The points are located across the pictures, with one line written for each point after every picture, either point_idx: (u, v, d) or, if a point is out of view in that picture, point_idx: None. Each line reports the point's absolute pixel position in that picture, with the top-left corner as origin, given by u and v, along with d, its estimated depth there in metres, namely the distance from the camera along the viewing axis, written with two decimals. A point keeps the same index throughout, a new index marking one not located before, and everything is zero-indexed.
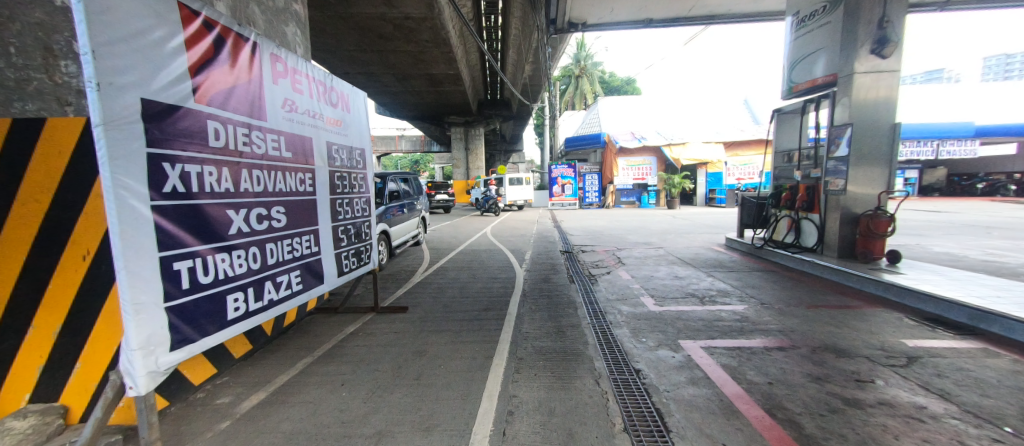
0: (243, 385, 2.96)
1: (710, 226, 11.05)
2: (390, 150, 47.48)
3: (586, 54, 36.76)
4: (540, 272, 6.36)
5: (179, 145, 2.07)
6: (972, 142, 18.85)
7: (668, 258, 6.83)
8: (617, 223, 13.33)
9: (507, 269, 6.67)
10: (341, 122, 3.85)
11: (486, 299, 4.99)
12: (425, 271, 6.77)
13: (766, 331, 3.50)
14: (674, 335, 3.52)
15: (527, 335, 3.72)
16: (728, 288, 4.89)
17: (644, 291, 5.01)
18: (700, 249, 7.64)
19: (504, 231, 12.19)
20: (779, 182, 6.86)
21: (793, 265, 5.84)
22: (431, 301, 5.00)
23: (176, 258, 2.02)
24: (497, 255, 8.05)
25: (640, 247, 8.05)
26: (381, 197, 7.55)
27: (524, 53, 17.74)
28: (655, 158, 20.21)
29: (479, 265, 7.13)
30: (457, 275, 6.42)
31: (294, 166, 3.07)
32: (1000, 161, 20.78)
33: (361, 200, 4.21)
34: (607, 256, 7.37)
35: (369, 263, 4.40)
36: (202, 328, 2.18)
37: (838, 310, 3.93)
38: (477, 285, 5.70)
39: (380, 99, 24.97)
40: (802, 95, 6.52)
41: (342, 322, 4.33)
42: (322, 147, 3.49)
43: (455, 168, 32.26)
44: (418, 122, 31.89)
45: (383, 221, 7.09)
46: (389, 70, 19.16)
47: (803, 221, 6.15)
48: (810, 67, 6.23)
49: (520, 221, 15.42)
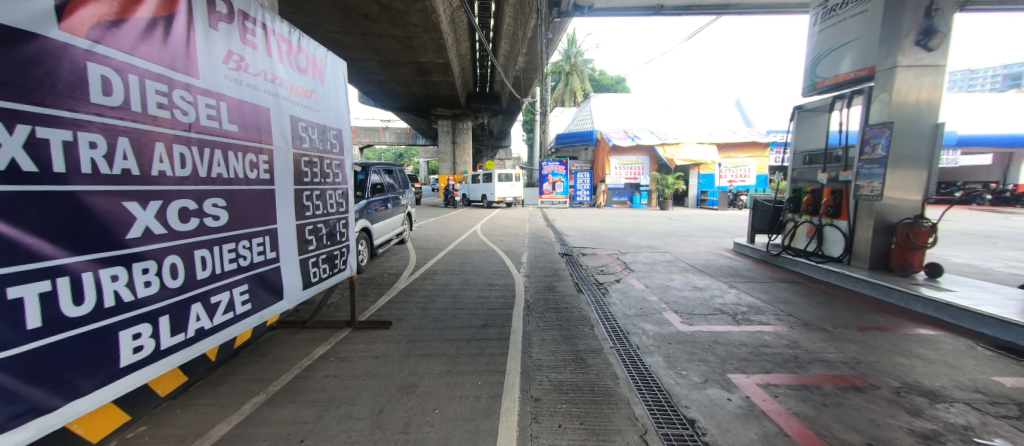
0: (163, 441, 2.16)
1: (710, 229, 10.63)
2: (373, 142, 45.98)
3: (577, 51, 36.37)
4: (542, 279, 5.67)
5: (31, 97, 1.28)
6: (954, 151, 19.08)
7: (680, 265, 6.25)
8: (612, 224, 12.83)
9: (503, 273, 5.97)
10: (312, 93, 3.04)
11: (484, 311, 4.27)
12: (411, 274, 6.01)
13: (827, 362, 2.93)
14: (720, 367, 2.88)
15: (540, 363, 3.02)
16: (758, 303, 4.32)
17: (663, 304, 4.40)
18: (710, 254, 7.14)
19: (495, 229, 11.44)
20: (796, 185, 6.38)
21: (818, 276, 5.35)
22: (419, 313, 4.25)
23: (16, 281, 1.23)
24: (490, 257, 7.33)
25: (645, 251, 7.49)
26: (362, 190, 6.70)
27: (518, 43, 17.00)
28: (648, 158, 19.64)
29: (472, 268, 6.40)
30: (448, 280, 5.67)
31: (240, 144, 2.27)
32: (976, 171, 21.27)
33: (337, 193, 3.39)
34: (613, 261, 6.75)
35: (346, 269, 3.62)
36: (71, 387, 1.41)
37: (897, 335, 3.40)
38: (473, 294, 4.98)
39: (364, 87, 23.73)
40: (825, 92, 6.04)
41: (308, 341, 3.52)
42: (285, 121, 2.69)
43: (442, 163, 31.17)
44: (404, 114, 30.73)
45: (364, 217, 6.28)
46: (374, 56, 18.07)
47: (827, 228, 5.66)
48: (837, 61, 5.75)
49: (511, 219, 14.75)
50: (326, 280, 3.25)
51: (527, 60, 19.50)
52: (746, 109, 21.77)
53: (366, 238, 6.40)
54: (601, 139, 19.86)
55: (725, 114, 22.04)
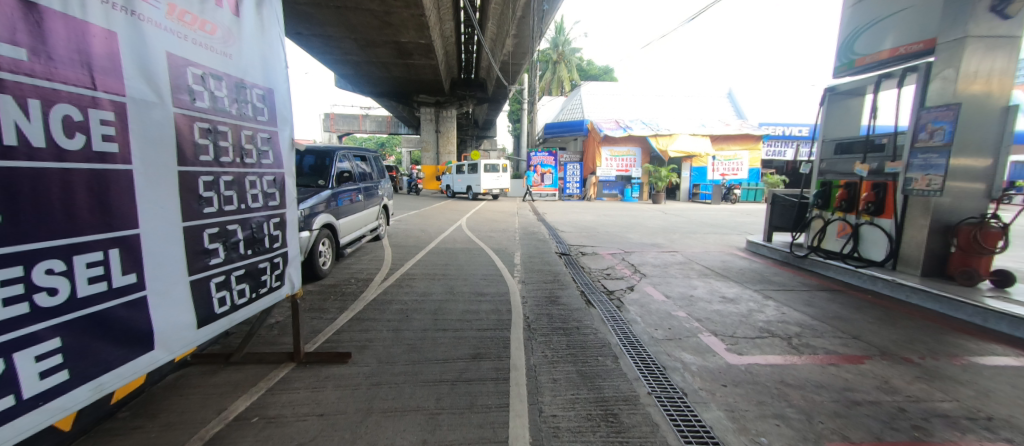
0: None
1: (712, 226, 9.97)
2: (352, 131, 43.98)
3: (564, 39, 35.32)
4: (542, 287, 4.74)
5: None
6: None
7: (697, 269, 5.45)
8: (606, 219, 12.07)
9: (494, 279, 5.03)
10: (213, 25, 1.97)
11: (473, 333, 3.35)
12: (385, 281, 5.01)
13: (948, 417, 2.14)
14: (810, 429, 2.04)
15: (557, 426, 2.12)
16: (808, 321, 3.54)
17: (695, 322, 3.57)
18: (724, 255, 6.42)
19: (481, 224, 10.45)
20: (825, 178, 5.65)
21: (859, 283, 4.64)
22: (389, 337, 3.28)
23: None
24: (478, 258, 6.36)
25: (652, 251, 6.72)
26: (325, 179, 5.65)
27: (506, 24, 15.89)
28: (640, 149, 18.96)
29: (458, 271, 5.46)
30: (428, 288, 4.69)
31: (37, 85, 1.22)
32: None
33: (266, 181, 2.36)
34: (619, 263, 5.91)
35: (284, 286, 2.60)
36: None
37: (1006, 369, 2.66)
38: (458, 307, 4.02)
39: (340, 70, 22.07)
40: (862, 72, 5.32)
41: (227, 387, 2.50)
42: (155, 62, 1.65)
43: (425, 152, 29.72)
44: (384, 100, 29.19)
45: (328, 210, 5.25)
46: (349, 34, 16.62)
47: (865, 227, 4.96)
48: (880, 35, 5.01)
49: (498, 212, 13.82)
50: (251, 305, 2.25)
51: (515, 43, 18.41)
52: (738, 100, 21.30)
53: (331, 236, 5.36)
54: (592, 129, 19.06)
55: (717, 106, 21.54)
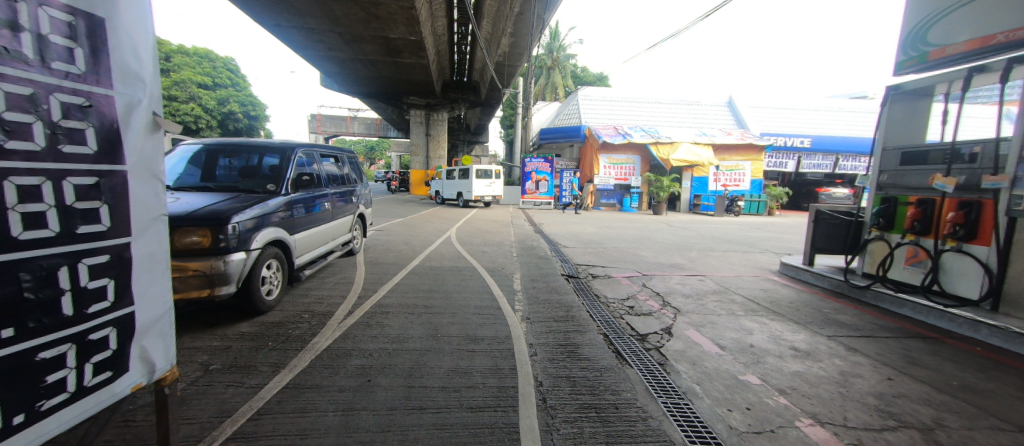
0: None
1: (728, 242, 9.05)
2: (340, 133, 42.49)
3: (559, 45, 34.80)
4: (554, 329, 3.62)
5: None
6: None
7: (740, 303, 4.41)
8: (610, 231, 11.09)
9: (491, 316, 3.91)
10: None
11: (464, 420, 2.21)
12: (351, 316, 3.86)
13: None
14: None
15: None
16: (937, 397, 2.50)
17: (780, 396, 2.50)
18: (762, 282, 5.42)
19: (472, 235, 9.35)
20: (887, 193, 4.74)
21: (956, 328, 3.65)
22: (333, 428, 2.12)
23: None
24: (469, 282, 5.22)
25: (675, 274, 5.69)
26: (276, 184, 4.42)
27: (502, 21, 14.98)
28: (639, 158, 18.17)
29: (445, 302, 4.33)
30: (404, 329, 3.55)
31: None
32: None
33: (74, 183, 1.23)
34: (642, 292, 4.86)
35: (128, 374, 1.46)
36: None
37: None
38: (442, 364, 2.88)
39: (324, 67, 20.80)
40: (935, 68, 4.43)
41: None
42: None
43: (414, 156, 28.48)
44: (373, 101, 27.99)
45: (277, 225, 4.04)
46: (333, 27, 15.46)
47: (949, 255, 4.02)
48: (964, 21, 4.10)
49: (491, 222, 12.72)
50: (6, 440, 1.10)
51: (511, 43, 17.49)
52: (738, 109, 20.79)
53: (283, 255, 4.18)
54: (590, 135, 18.20)
55: (717, 114, 20.97)
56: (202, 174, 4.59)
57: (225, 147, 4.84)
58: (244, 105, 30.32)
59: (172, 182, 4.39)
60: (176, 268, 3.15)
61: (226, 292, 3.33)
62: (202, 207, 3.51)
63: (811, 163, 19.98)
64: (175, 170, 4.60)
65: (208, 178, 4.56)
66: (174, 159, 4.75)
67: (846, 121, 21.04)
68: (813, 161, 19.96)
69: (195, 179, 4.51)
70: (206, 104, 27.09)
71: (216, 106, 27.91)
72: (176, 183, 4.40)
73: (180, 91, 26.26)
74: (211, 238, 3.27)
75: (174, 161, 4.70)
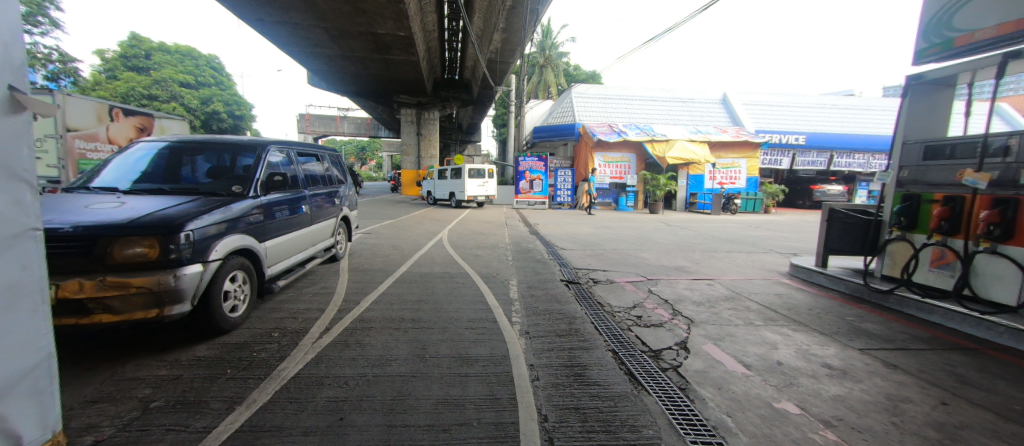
0: None
1: (731, 242, 8.77)
2: (329, 133, 41.67)
3: (552, 43, 34.49)
4: (557, 346, 3.23)
5: None
6: None
7: (757, 312, 4.05)
8: (607, 231, 10.75)
9: (486, 331, 3.51)
10: None
11: None
12: (328, 333, 3.44)
13: None
14: None
15: None
16: (1006, 427, 2.15)
17: (827, 430, 2.12)
18: (774, 286, 5.09)
19: (465, 237, 8.94)
20: (909, 189, 4.44)
21: (993, 337, 3.35)
22: None
23: None
24: (462, 290, 4.79)
25: (682, 279, 5.33)
26: (243, 185, 3.90)
27: (494, 16, 14.58)
28: (634, 156, 17.90)
29: (434, 315, 3.92)
30: (387, 349, 3.11)
31: None
32: None
33: None
34: (649, 299, 4.49)
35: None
36: None
37: None
38: (430, 394, 2.47)
39: (311, 65, 20.21)
40: (960, 56, 4.13)
41: None
42: None
43: (405, 156, 27.86)
44: (362, 100, 27.39)
45: (242, 233, 3.55)
46: (318, 22, 14.89)
47: (981, 256, 3.72)
48: (994, 6, 3.78)
49: (484, 222, 12.31)
50: None
51: (503, 39, 17.06)
52: (732, 106, 20.64)
53: (251, 265, 3.72)
54: (585, 133, 17.87)
55: (711, 111, 20.79)
56: (161, 176, 4.07)
57: (189, 146, 4.33)
58: (228, 104, 29.46)
59: (126, 186, 3.87)
60: (114, 285, 2.65)
61: (179, 311, 2.88)
62: (151, 212, 3.02)
63: (805, 161, 19.76)
64: (131, 172, 4.08)
65: (168, 180, 4.04)
66: (131, 161, 4.23)
67: (839, 118, 21.04)
68: (807, 158, 19.75)
69: (153, 181, 3.99)
70: (188, 104, 26.24)
71: (199, 105, 27.07)
72: (130, 186, 3.87)
73: (161, 90, 25.39)
74: (160, 249, 2.79)
75: (131, 163, 4.18)
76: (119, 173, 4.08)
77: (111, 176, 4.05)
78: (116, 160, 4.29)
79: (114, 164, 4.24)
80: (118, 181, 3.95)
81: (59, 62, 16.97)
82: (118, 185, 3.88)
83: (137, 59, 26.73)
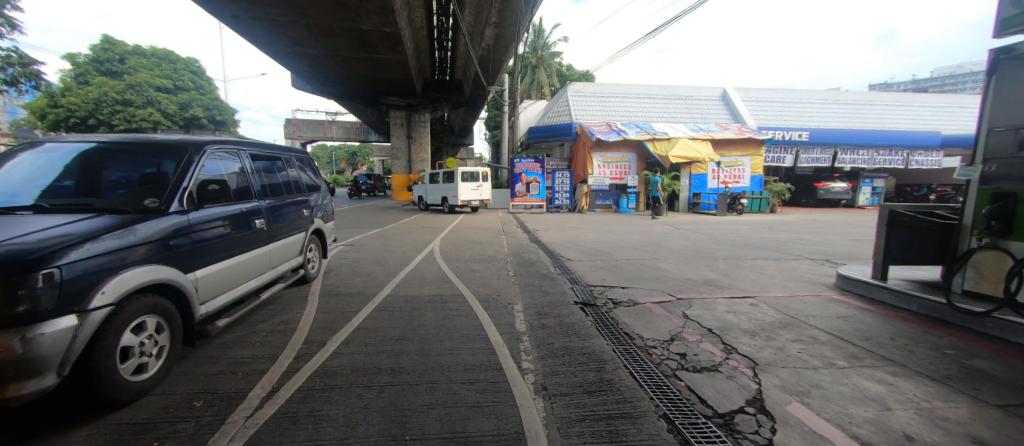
0: None
1: (752, 247, 7.99)
2: (317, 138, 40.45)
3: (544, 43, 33.85)
4: (592, 413, 2.32)
5: None
6: (905, 153, 19.79)
7: (830, 345, 3.20)
8: (614, 236, 9.90)
9: (490, 390, 2.59)
10: None
11: None
12: (272, 401, 2.47)
13: None
14: None
15: None
16: None
17: None
18: (829, 304, 4.27)
19: (459, 248, 8.05)
20: (999, 187, 3.66)
21: None
22: None
23: None
24: (456, 320, 3.90)
25: (718, 298, 4.49)
26: (160, 195, 2.90)
27: (486, 10, 13.80)
28: (635, 156, 17.15)
29: (419, 362, 3.00)
30: (348, 428, 2.17)
31: None
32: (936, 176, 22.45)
33: None
34: (690, 329, 3.62)
35: None
36: None
37: None
38: None
39: (294, 66, 19.24)
40: None
41: None
42: None
43: (395, 160, 26.80)
44: (349, 103, 26.41)
45: (154, 263, 2.58)
46: (298, 18, 13.93)
47: None
48: None
49: (480, 229, 11.39)
50: None
51: (495, 35, 16.28)
52: (732, 103, 20.09)
53: (172, 305, 2.75)
54: (582, 133, 17.10)
55: (712, 108, 20.18)
56: (71, 187, 3.07)
57: (108, 148, 3.30)
58: (209, 109, 28.22)
59: (25, 199, 2.87)
60: None
61: (35, 388, 1.92)
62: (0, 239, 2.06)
63: (808, 158, 19.20)
64: (39, 180, 3.07)
65: (78, 193, 3.03)
66: (41, 165, 3.21)
67: (840, 114, 20.65)
68: (811, 155, 19.20)
69: (60, 194, 2.98)
70: (166, 109, 25.02)
71: (178, 111, 25.84)
72: (29, 199, 2.87)
73: (136, 95, 24.01)
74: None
75: (40, 168, 3.16)
76: (21, 179, 3.05)
77: (11, 183, 3.02)
78: (22, 162, 3.25)
79: (19, 167, 3.21)
80: (18, 191, 2.95)
81: (19, 65, 15.60)
82: (17, 198, 2.87)
83: (110, 64, 25.43)
